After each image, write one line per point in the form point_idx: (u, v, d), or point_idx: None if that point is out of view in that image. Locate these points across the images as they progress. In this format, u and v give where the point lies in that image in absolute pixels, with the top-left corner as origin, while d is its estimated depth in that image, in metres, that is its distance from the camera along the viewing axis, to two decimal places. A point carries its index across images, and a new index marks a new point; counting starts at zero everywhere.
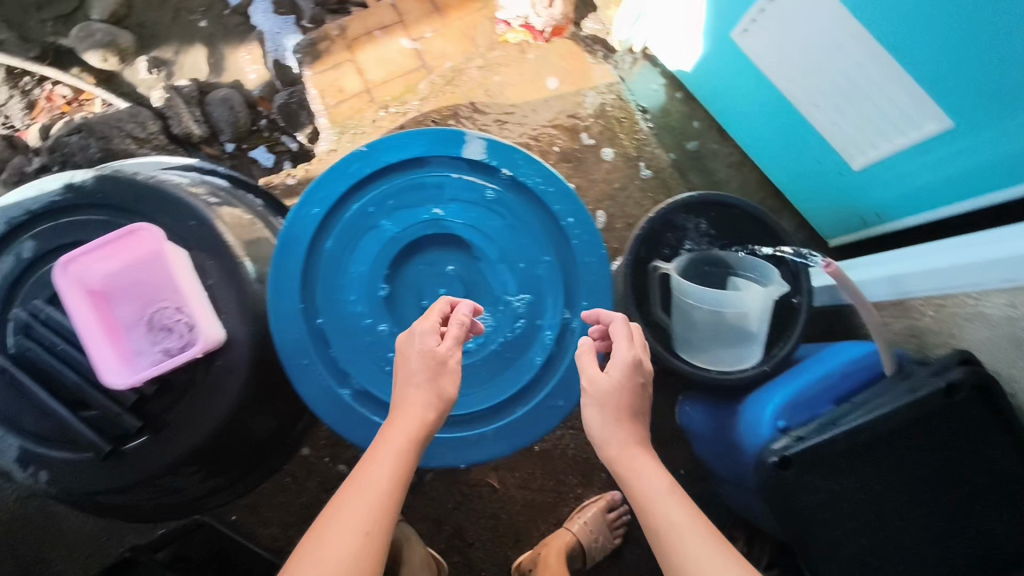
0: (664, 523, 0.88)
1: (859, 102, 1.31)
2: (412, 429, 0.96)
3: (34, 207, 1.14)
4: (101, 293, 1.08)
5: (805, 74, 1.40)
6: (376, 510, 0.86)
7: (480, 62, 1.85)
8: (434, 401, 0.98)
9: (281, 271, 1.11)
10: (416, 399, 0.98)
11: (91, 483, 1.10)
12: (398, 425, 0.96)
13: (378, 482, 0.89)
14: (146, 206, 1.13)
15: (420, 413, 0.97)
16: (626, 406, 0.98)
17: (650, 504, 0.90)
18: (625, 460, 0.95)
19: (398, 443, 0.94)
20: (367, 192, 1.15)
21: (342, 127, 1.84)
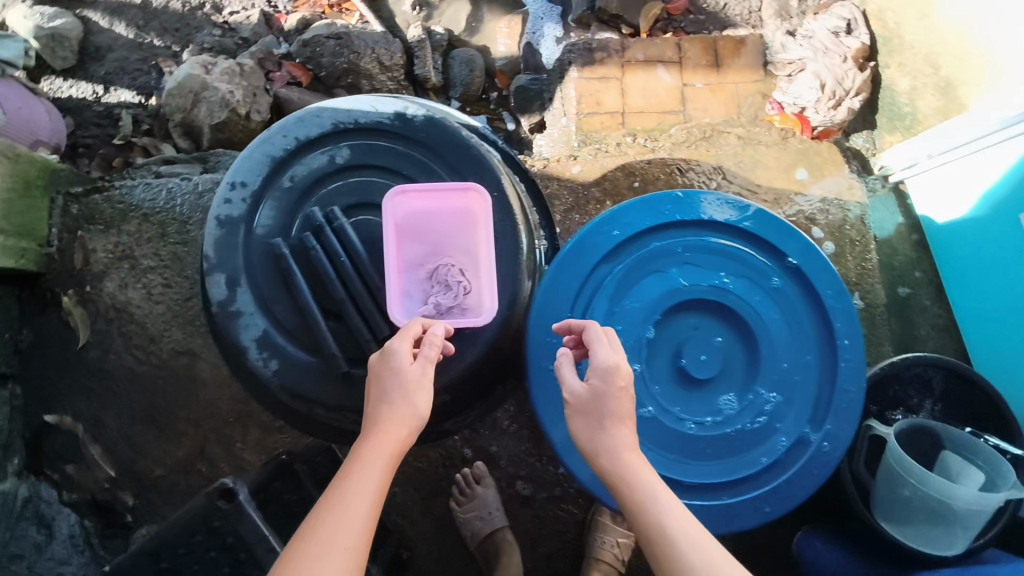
0: (673, 545, 0.84)
1: None
2: (395, 442, 0.92)
3: (363, 121, 1.16)
4: (401, 227, 1.08)
5: None
6: (360, 532, 0.85)
7: (740, 131, 1.84)
8: (414, 411, 0.93)
9: (566, 275, 1.13)
10: (396, 409, 0.94)
11: (310, 390, 1.10)
12: (378, 438, 0.92)
13: (361, 506, 0.87)
14: (460, 162, 1.16)
15: (400, 423, 0.93)
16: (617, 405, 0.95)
17: (660, 525, 0.86)
18: (639, 479, 0.91)
19: (380, 462, 0.90)
20: (665, 235, 1.16)
21: (586, 137, 1.86)
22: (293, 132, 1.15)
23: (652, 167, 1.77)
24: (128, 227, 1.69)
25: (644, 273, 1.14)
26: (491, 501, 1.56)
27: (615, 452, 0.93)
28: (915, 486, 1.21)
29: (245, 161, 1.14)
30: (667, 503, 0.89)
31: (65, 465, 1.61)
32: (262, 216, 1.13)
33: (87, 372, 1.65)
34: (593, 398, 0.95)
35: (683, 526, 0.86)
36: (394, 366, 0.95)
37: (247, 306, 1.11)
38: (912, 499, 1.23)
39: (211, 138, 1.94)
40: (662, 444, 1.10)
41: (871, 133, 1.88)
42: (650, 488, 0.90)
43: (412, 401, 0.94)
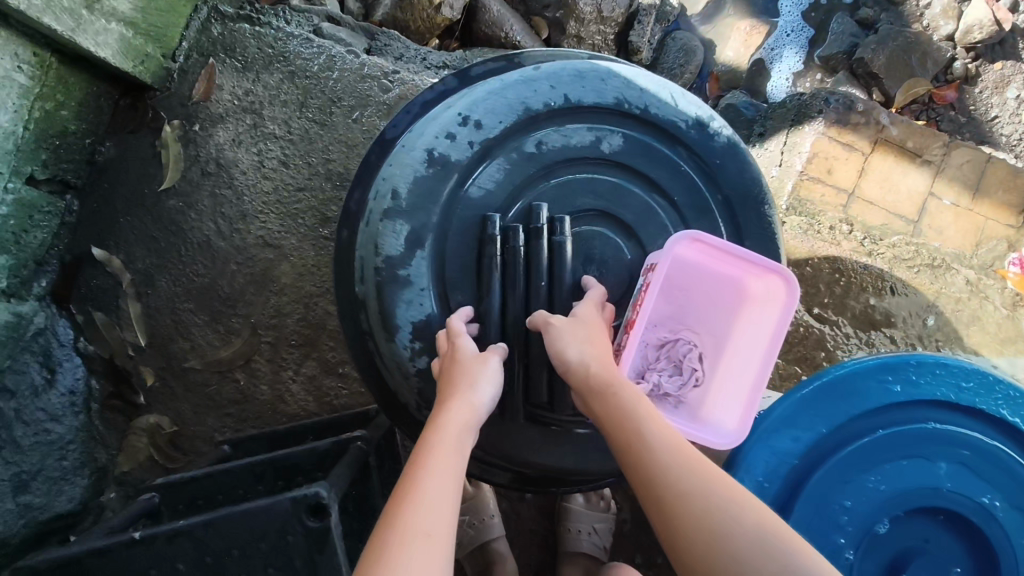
0: (668, 476, 0.70)
1: None
2: (461, 416, 0.74)
3: (653, 112, 0.87)
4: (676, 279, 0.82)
5: None
6: (444, 522, 0.64)
7: (969, 273, 1.55)
8: (478, 386, 0.76)
9: (813, 411, 0.87)
10: (463, 386, 0.76)
11: None
12: (440, 414, 0.74)
13: (442, 487, 0.66)
14: (740, 220, 0.90)
15: (463, 395, 0.75)
16: (597, 328, 0.80)
17: (651, 453, 0.72)
18: (621, 403, 0.74)
19: (447, 439, 0.71)
20: (948, 416, 0.88)
21: (798, 204, 1.56)
22: (564, 86, 0.86)
23: (866, 275, 1.47)
24: (267, 78, 1.39)
25: (906, 452, 0.87)
26: (488, 506, 1.32)
27: (587, 361, 0.76)
28: None
29: (490, 95, 0.85)
30: (659, 422, 0.74)
31: (95, 310, 1.32)
32: (484, 175, 0.85)
33: (158, 221, 1.34)
34: (568, 323, 0.79)
35: (681, 456, 0.72)
36: (459, 346, 0.78)
37: (420, 278, 0.84)
38: None
39: (388, 14, 1.62)
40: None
41: None
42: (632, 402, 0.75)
43: (480, 382, 0.76)
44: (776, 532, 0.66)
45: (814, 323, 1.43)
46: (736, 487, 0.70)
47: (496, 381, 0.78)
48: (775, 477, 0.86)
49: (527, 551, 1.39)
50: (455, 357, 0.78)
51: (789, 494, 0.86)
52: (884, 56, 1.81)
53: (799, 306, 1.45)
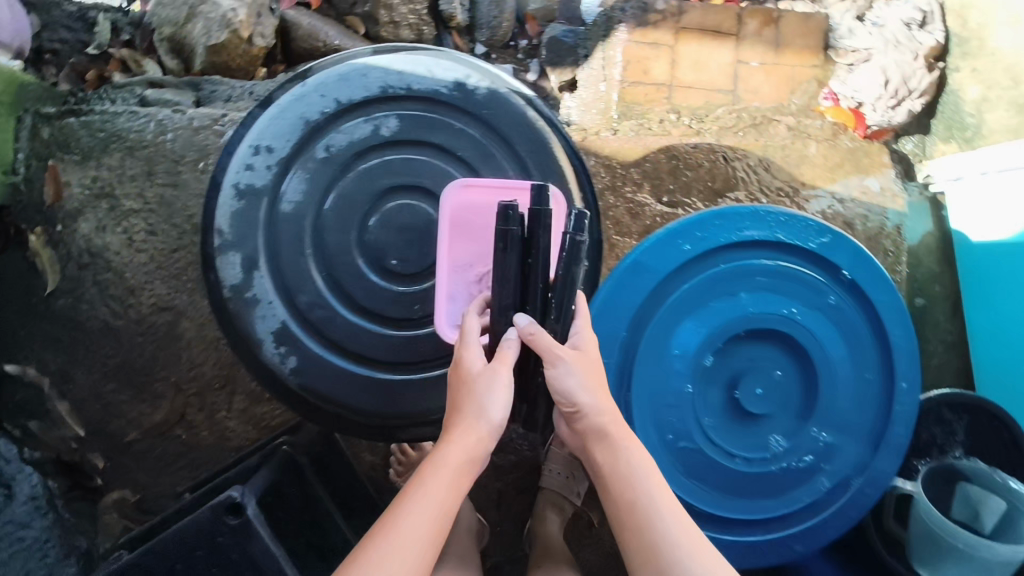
0: (654, 529, 0.85)
1: None
2: (469, 445, 0.87)
3: (416, 88, 0.99)
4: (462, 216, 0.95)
5: None
6: (427, 535, 0.81)
7: (790, 120, 1.72)
8: (486, 413, 0.86)
9: (626, 290, 1.01)
10: (476, 414, 0.87)
11: (335, 390, 0.99)
12: (453, 439, 0.87)
13: (432, 509, 0.83)
14: (523, 153, 1.02)
15: (472, 424, 0.87)
16: (595, 367, 0.93)
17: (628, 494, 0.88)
18: (620, 459, 0.90)
19: (451, 462, 0.85)
20: (739, 255, 1.04)
21: (627, 109, 1.70)
22: (333, 92, 0.97)
23: (696, 152, 1.63)
24: (109, 159, 1.47)
25: (714, 295, 1.03)
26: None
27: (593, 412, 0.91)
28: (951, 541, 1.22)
29: (272, 121, 0.97)
30: (657, 493, 0.88)
31: (32, 420, 1.46)
32: (291, 190, 0.97)
33: (59, 322, 1.46)
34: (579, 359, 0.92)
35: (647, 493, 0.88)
36: (472, 360, 0.89)
37: (266, 294, 0.97)
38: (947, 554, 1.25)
39: (205, 61, 1.68)
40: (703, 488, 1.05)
41: (924, 137, 1.82)
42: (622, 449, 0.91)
43: (485, 405, 0.87)
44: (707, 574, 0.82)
45: (668, 210, 1.61)
46: (710, 553, 0.83)
47: (505, 398, 0.88)
48: (612, 353, 1.01)
49: (486, 487, 1.56)
50: (470, 373, 0.89)
51: (626, 363, 1.03)
52: None
53: (649, 200, 1.61)
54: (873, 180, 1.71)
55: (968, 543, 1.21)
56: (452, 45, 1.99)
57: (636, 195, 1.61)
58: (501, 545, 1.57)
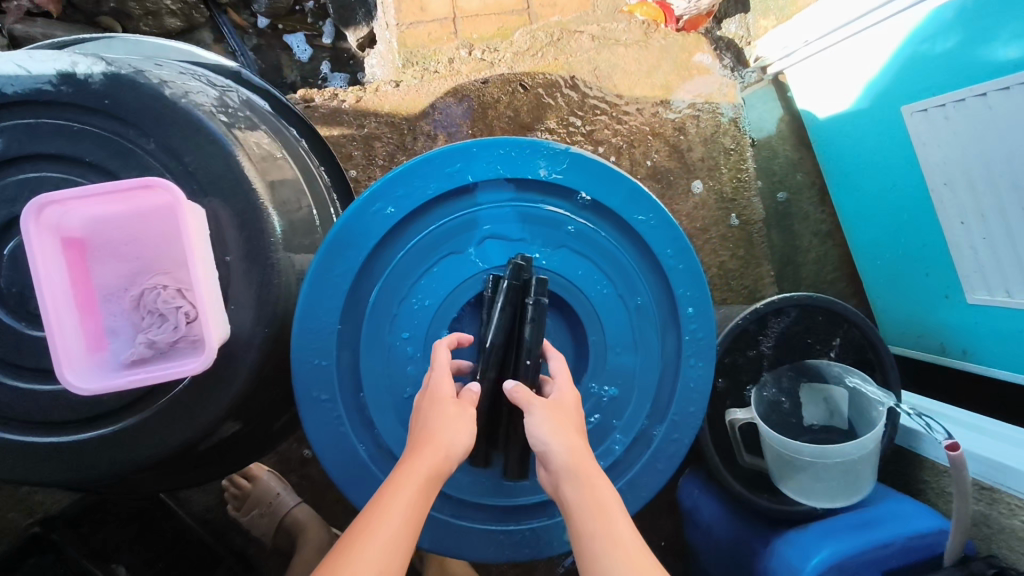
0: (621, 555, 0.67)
1: (989, 126, 1.11)
2: (434, 467, 0.70)
3: (10, 91, 0.81)
4: (76, 245, 0.78)
5: (935, 74, 1.20)
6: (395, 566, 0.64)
7: (594, 27, 1.54)
8: (453, 430, 0.73)
9: (327, 276, 0.85)
10: (444, 435, 0.72)
11: (14, 466, 0.85)
12: (413, 461, 0.71)
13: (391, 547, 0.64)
14: (169, 140, 0.85)
15: (442, 444, 0.72)
16: (572, 418, 0.78)
17: (596, 529, 0.70)
18: (596, 499, 0.72)
19: (411, 488, 0.69)
20: (460, 206, 0.89)
21: (411, 55, 1.51)
22: None
23: (490, 87, 1.45)
24: None
25: (437, 258, 0.88)
26: (274, 484, 1.33)
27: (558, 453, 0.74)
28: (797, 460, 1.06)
29: None
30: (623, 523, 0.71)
31: None
32: None
33: None
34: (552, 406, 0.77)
35: (619, 531, 0.70)
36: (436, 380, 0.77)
37: None
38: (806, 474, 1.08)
39: None
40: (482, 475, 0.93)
41: (745, 17, 1.67)
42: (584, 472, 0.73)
43: (455, 424, 0.73)
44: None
45: None
46: None
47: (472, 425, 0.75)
48: (329, 352, 0.85)
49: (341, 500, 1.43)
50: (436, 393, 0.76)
51: (351, 358, 0.88)
52: None
53: None
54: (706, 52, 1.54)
55: (820, 456, 1.03)
56: (231, 26, 1.79)
57: (431, 149, 1.43)
58: None
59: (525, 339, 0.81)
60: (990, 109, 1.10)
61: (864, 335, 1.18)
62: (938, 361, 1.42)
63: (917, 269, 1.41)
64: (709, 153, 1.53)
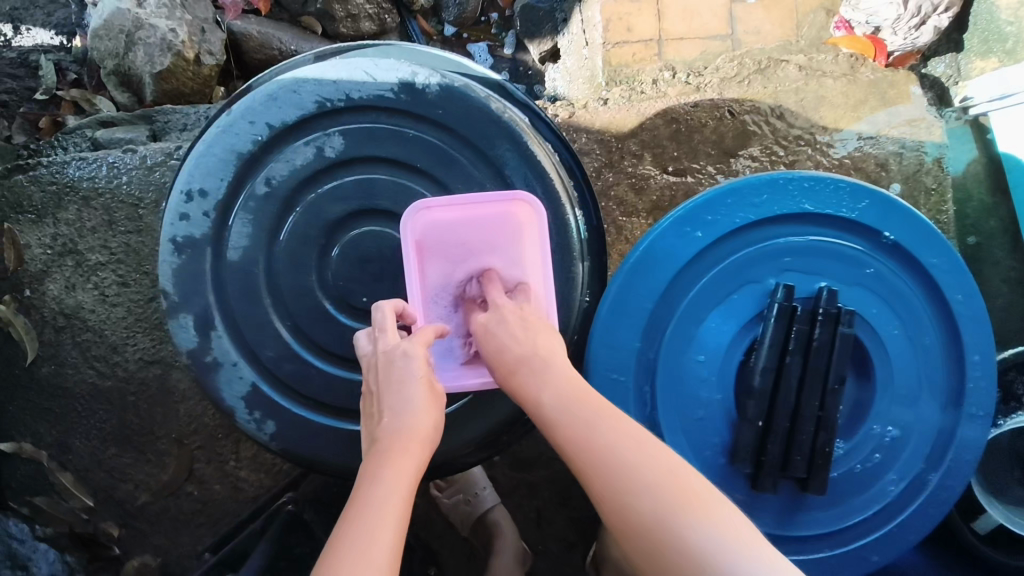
0: (589, 458, 0.64)
1: None
2: (413, 458, 0.65)
3: (356, 96, 0.85)
4: (424, 249, 0.82)
5: None
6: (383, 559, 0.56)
7: (801, 59, 1.53)
8: (407, 393, 0.69)
9: (632, 292, 0.88)
10: (408, 415, 0.68)
11: (317, 453, 0.87)
12: (383, 440, 0.66)
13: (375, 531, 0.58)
14: (492, 152, 0.88)
15: (421, 436, 0.67)
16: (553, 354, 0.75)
17: (593, 456, 0.64)
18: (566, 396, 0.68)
19: (400, 474, 0.63)
20: (760, 234, 0.89)
21: (615, 74, 1.54)
22: (262, 116, 0.85)
23: (698, 111, 1.46)
24: (65, 214, 1.38)
25: (737, 284, 0.89)
26: (478, 479, 1.37)
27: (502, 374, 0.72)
28: None
29: (201, 160, 0.85)
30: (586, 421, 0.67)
31: (35, 496, 1.36)
32: (234, 235, 0.85)
33: (44, 393, 1.39)
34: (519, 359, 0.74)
35: (612, 451, 0.64)
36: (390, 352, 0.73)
37: (228, 355, 0.86)
38: None
39: (155, 90, 1.56)
40: (764, 511, 0.91)
41: (957, 57, 1.62)
42: (540, 403, 0.69)
43: (404, 383, 0.69)
44: (752, 550, 0.56)
45: (675, 180, 1.43)
46: (672, 473, 0.62)
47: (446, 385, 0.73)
48: (629, 369, 0.88)
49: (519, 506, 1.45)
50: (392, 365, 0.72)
51: (647, 375, 0.89)
52: None
53: (653, 171, 1.43)
54: (917, 83, 1.53)
55: None
56: (419, 33, 1.84)
57: (636, 168, 1.44)
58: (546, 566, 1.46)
59: (834, 367, 0.85)
60: None
61: None
62: None
63: None
64: (910, 191, 1.50)
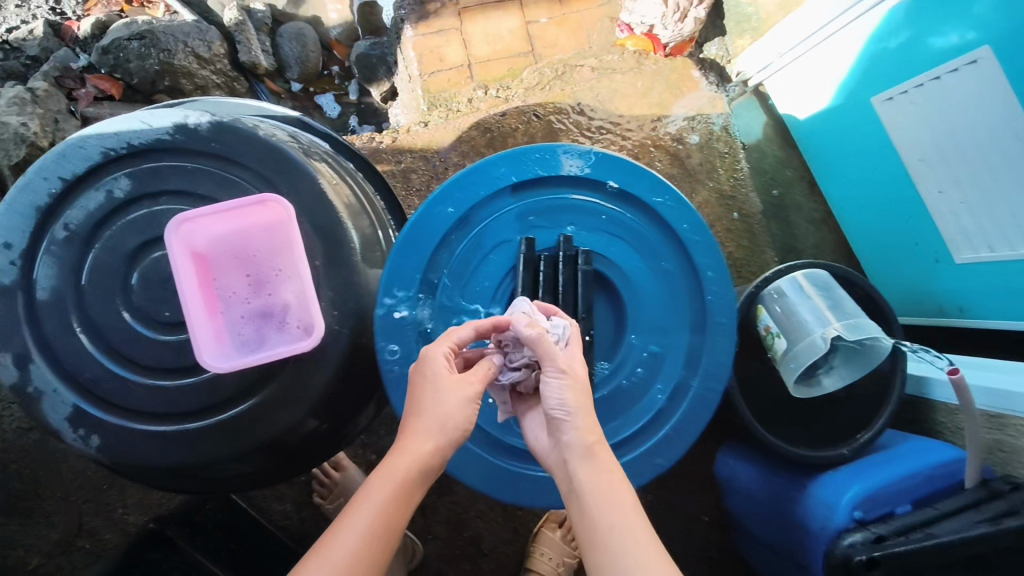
0: (602, 530, 0.79)
1: (961, 101, 1.29)
2: (408, 470, 0.84)
3: (137, 142, 0.99)
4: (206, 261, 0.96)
5: (907, 68, 1.38)
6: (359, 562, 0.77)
7: (593, 62, 1.75)
8: (432, 423, 0.87)
9: (402, 266, 1.02)
10: (419, 430, 0.87)
11: (146, 454, 0.98)
12: (394, 456, 0.85)
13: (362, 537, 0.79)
14: (262, 169, 1.03)
15: (418, 454, 0.85)
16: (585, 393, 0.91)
17: (605, 527, 0.80)
18: (604, 470, 0.85)
19: (390, 486, 0.83)
20: (506, 201, 1.06)
21: (434, 99, 1.71)
22: (54, 171, 0.98)
23: (507, 119, 1.65)
24: None
25: (491, 246, 1.05)
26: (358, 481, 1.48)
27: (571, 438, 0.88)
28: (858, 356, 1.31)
29: (3, 216, 0.97)
30: (610, 496, 0.83)
31: None
32: (41, 276, 0.97)
33: None
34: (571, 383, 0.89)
35: (616, 526, 0.80)
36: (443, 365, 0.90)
37: (47, 382, 0.97)
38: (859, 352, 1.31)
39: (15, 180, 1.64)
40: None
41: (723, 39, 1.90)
42: (586, 472, 0.85)
43: (423, 406, 0.88)
44: None
45: None
46: (647, 550, 0.76)
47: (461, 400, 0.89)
48: (410, 335, 1.02)
49: None
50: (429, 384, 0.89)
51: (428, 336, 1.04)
52: None
53: None
54: (695, 68, 1.77)
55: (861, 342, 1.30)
56: (268, 95, 2.02)
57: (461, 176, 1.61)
58: (440, 549, 1.59)
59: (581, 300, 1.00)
60: (949, 90, 1.30)
61: (861, 291, 1.33)
62: (941, 321, 1.62)
63: (909, 241, 1.62)
64: (711, 167, 1.74)
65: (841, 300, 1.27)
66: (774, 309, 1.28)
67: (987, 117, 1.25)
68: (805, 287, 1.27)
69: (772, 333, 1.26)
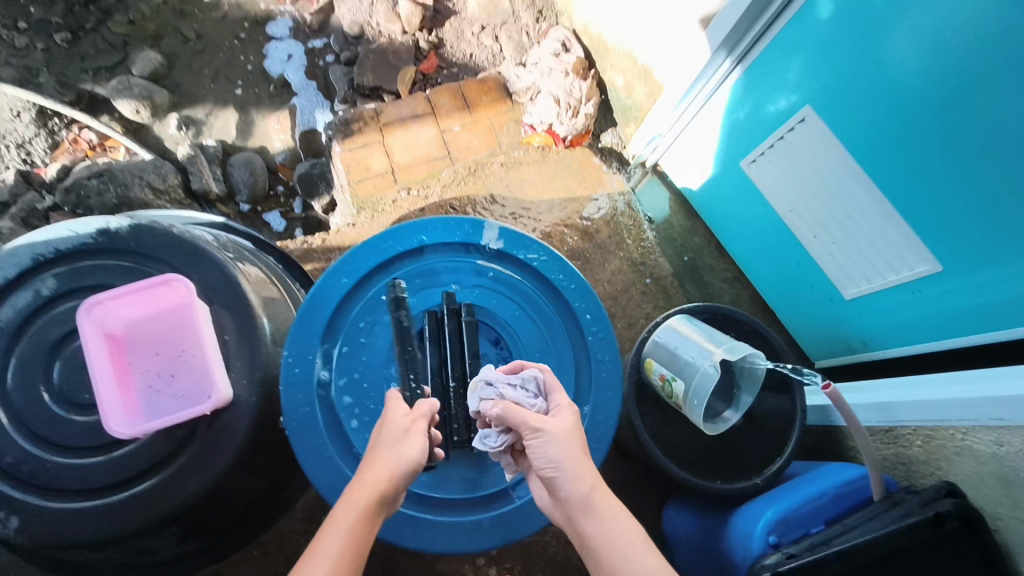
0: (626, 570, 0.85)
1: (804, 155, 1.48)
2: (376, 484, 0.90)
3: (64, 247, 1.13)
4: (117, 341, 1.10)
5: (759, 134, 1.59)
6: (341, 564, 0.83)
7: (502, 159, 1.98)
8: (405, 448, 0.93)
9: (303, 333, 1.14)
10: (382, 458, 0.93)
11: (62, 532, 1.03)
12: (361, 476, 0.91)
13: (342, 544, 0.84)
14: (175, 259, 1.16)
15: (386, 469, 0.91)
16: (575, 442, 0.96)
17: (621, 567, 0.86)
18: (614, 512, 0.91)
19: (360, 500, 0.89)
20: (397, 270, 1.22)
21: (363, 203, 1.90)
22: None
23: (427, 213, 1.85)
24: None
25: (385, 309, 1.20)
26: None
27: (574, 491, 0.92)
28: (750, 384, 1.35)
29: None
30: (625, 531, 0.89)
31: None
32: None
33: None
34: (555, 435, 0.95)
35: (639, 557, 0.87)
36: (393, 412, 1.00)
37: None
38: (747, 379, 1.36)
39: None
40: (454, 478, 1.13)
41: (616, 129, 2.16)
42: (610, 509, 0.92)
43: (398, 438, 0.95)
44: None
45: None
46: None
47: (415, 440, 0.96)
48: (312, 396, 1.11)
49: None
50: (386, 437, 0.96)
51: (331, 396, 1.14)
52: (369, 72, 2.28)
53: None
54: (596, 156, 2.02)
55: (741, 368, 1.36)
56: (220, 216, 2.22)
57: None
58: None
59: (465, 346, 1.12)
60: (794, 148, 1.50)
61: (749, 329, 1.46)
62: (851, 357, 1.71)
63: (804, 285, 1.74)
64: (617, 244, 1.93)
65: (712, 332, 1.37)
66: (662, 356, 1.38)
67: (827, 165, 1.43)
68: (683, 329, 1.39)
69: (668, 380, 1.34)
